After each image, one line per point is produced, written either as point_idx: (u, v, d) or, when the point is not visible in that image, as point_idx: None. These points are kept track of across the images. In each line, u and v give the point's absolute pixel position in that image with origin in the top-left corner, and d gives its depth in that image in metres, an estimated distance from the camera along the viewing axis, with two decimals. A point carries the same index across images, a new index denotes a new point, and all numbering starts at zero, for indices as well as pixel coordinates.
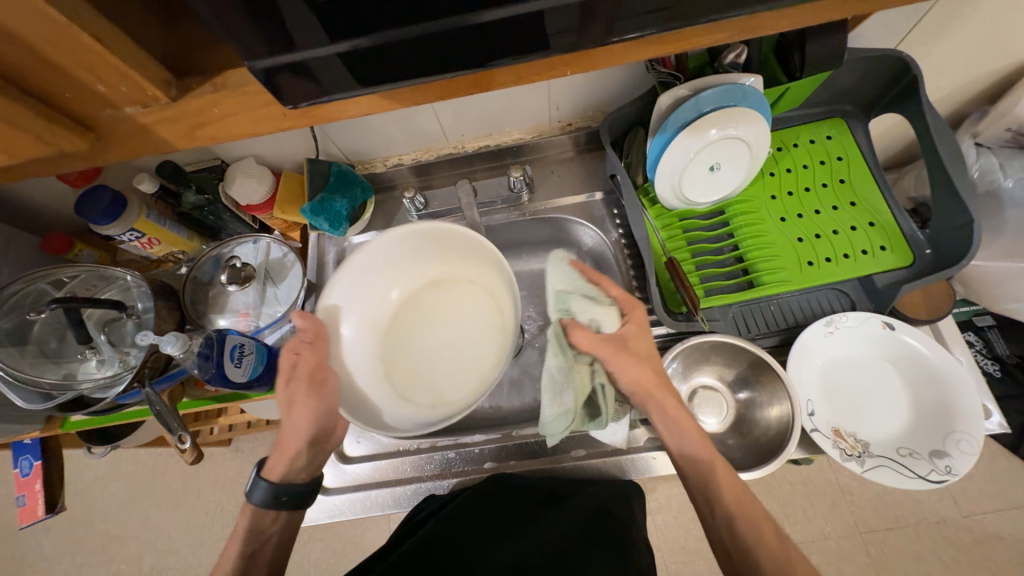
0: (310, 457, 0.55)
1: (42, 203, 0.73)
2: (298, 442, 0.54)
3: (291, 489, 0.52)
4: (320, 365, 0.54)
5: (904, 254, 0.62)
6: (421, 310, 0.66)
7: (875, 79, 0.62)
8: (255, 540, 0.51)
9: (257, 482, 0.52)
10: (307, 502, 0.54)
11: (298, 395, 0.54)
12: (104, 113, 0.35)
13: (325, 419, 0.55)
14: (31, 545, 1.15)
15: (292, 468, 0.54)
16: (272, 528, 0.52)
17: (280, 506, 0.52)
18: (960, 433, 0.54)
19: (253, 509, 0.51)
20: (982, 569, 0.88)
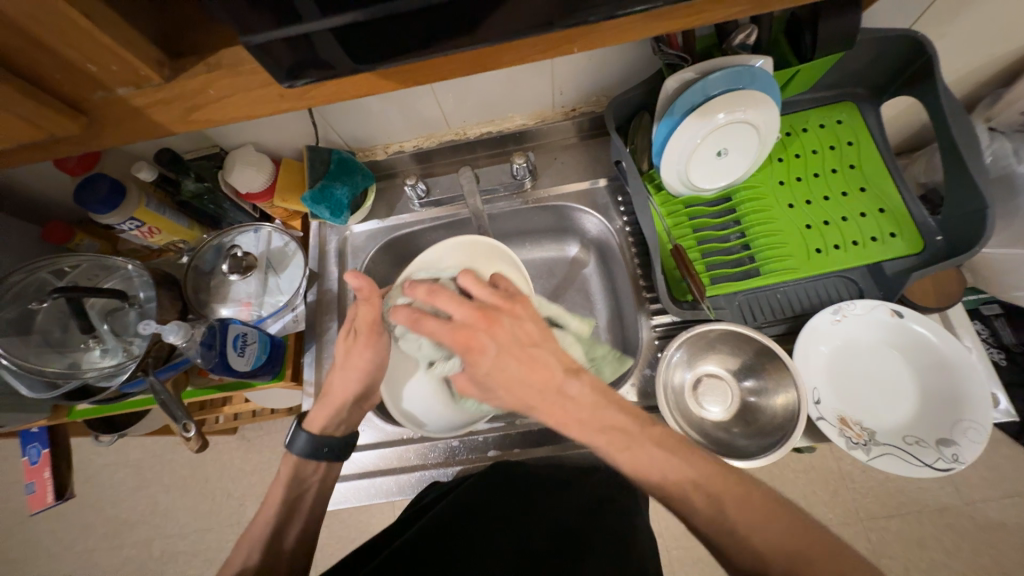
0: (349, 413, 0.57)
1: (41, 191, 0.73)
2: (346, 395, 0.55)
3: (331, 441, 0.55)
4: (378, 321, 0.53)
5: (914, 241, 0.61)
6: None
7: (888, 60, 0.60)
8: (299, 487, 0.54)
9: (298, 432, 0.55)
10: (344, 455, 0.57)
11: (358, 344, 0.54)
12: (96, 96, 0.34)
13: (377, 368, 0.56)
14: (43, 530, 1.17)
15: (332, 422, 0.56)
16: (313, 478, 0.55)
17: (319, 456, 0.55)
18: (968, 421, 0.54)
19: (295, 459, 0.54)
20: (983, 555, 0.88)
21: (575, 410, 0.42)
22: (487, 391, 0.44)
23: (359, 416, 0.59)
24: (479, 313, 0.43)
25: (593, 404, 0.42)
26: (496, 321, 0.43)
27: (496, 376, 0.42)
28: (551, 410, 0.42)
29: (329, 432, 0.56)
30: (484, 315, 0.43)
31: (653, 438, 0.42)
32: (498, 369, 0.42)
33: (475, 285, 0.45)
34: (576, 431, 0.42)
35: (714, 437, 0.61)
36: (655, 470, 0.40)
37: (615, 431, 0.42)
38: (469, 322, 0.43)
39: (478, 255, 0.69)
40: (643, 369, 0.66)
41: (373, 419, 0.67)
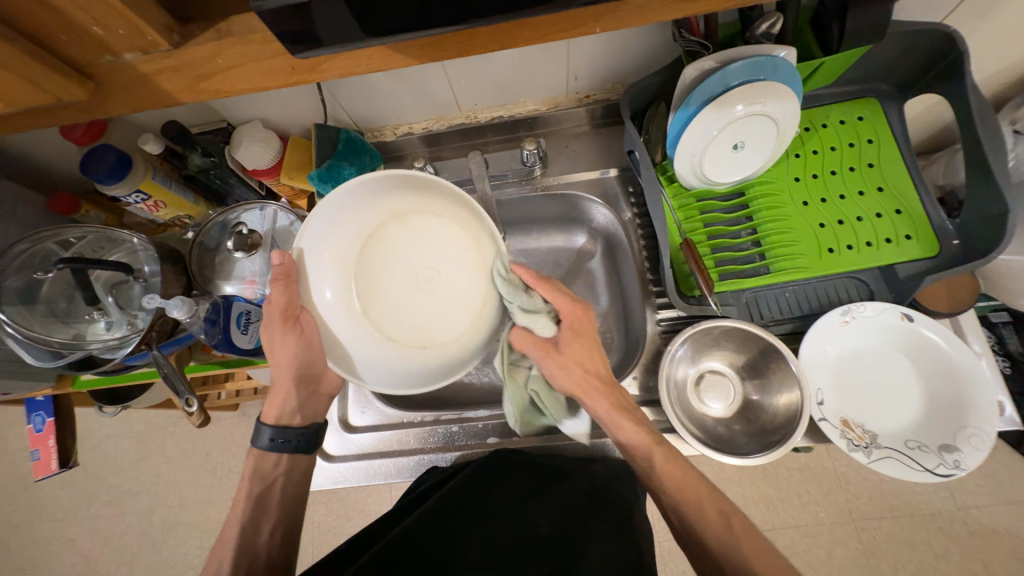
0: (301, 399, 0.57)
1: (47, 159, 0.72)
2: (287, 383, 0.55)
3: (288, 432, 0.56)
4: (290, 306, 0.51)
5: (929, 244, 0.59)
6: (391, 249, 0.53)
7: (917, 56, 0.58)
8: (260, 482, 0.54)
9: (259, 428, 0.55)
10: (307, 447, 0.57)
11: (273, 333, 0.52)
12: (103, 61, 0.34)
13: (307, 355, 0.54)
14: (47, 496, 1.19)
15: (287, 412, 0.57)
16: (277, 472, 0.56)
17: (279, 449, 0.55)
18: (973, 428, 0.53)
19: (256, 453, 0.55)
20: (973, 560, 0.89)
21: (625, 402, 0.54)
22: (559, 359, 0.54)
23: (316, 403, 0.60)
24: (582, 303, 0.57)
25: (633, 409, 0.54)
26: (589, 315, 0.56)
27: (569, 347, 0.55)
28: (605, 396, 0.54)
29: (285, 422, 0.56)
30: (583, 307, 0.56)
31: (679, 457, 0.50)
32: (582, 345, 0.55)
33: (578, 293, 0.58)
34: (623, 418, 0.53)
35: (715, 434, 0.61)
36: (683, 473, 0.49)
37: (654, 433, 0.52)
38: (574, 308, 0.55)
39: (386, 188, 0.52)
40: (646, 364, 0.65)
41: (374, 401, 0.68)
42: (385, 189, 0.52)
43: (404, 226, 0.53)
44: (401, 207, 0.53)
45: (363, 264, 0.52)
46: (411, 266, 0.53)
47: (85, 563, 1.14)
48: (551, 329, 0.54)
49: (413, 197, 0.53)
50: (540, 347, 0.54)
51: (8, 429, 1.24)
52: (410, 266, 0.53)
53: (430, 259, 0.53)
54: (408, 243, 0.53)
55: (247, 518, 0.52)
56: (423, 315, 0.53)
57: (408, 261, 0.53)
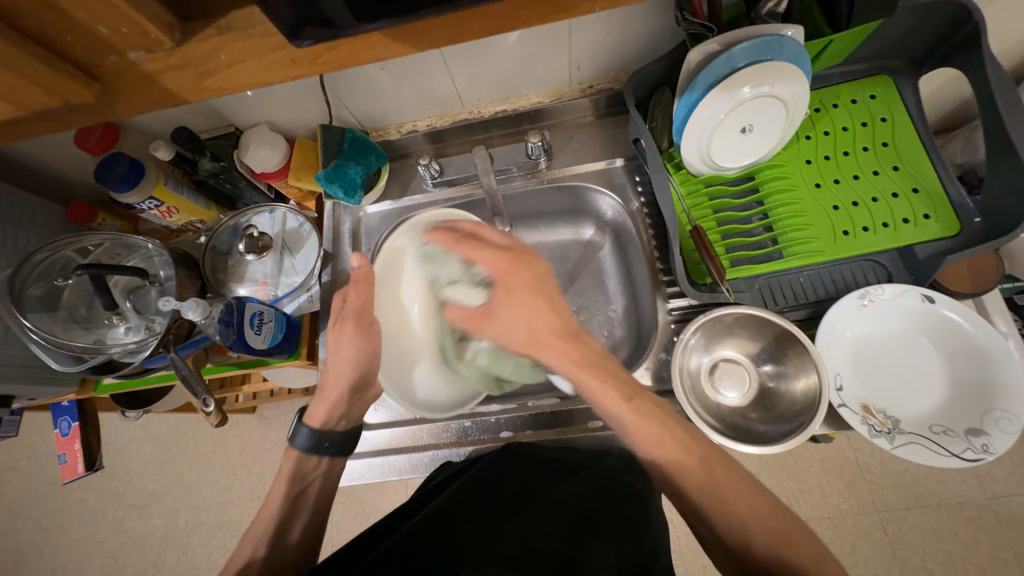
0: (348, 407, 0.59)
1: (63, 170, 0.74)
2: (343, 385, 0.57)
3: (332, 436, 0.56)
4: (365, 307, 0.57)
5: (950, 222, 0.57)
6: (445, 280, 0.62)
7: (930, 27, 0.56)
8: (300, 483, 0.55)
9: (299, 428, 0.56)
10: (348, 450, 0.58)
11: (346, 331, 0.57)
12: (107, 60, 0.34)
13: (368, 358, 0.58)
14: (76, 499, 1.23)
15: (334, 417, 0.58)
16: (315, 473, 0.56)
17: (322, 452, 0.56)
18: (1001, 411, 0.51)
19: (296, 454, 0.55)
20: (1004, 550, 0.86)
21: (589, 353, 0.48)
22: (496, 323, 0.50)
23: (360, 411, 0.61)
24: (511, 251, 0.51)
25: (603, 352, 0.49)
26: (524, 263, 0.50)
27: (502, 312, 0.49)
28: (563, 350, 0.48)
29: (330, 426, 0.57)
30: (512, 256, 0.50)
31: (654, 398, 0.48)
32: (517, 300, 0.49)
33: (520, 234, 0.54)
34: (588, 370, 0.48)
35: (732, 423, 0.60)
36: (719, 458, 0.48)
37: (621, 381, 0.47)
38: (500, 262, 0.50)
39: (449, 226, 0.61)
40: (658, 354, 0.65)
41: (386, 398, 0.68)
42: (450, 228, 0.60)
43: None
44: None
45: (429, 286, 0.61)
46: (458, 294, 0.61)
47: (114, 564, 1.17)
48: (479, 295, 0.52)
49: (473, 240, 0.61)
50: (473, 320, 0.52)
51: (38, 436, 1.28)
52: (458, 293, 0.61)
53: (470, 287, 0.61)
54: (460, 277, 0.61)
55: (283, 514, 0.53)
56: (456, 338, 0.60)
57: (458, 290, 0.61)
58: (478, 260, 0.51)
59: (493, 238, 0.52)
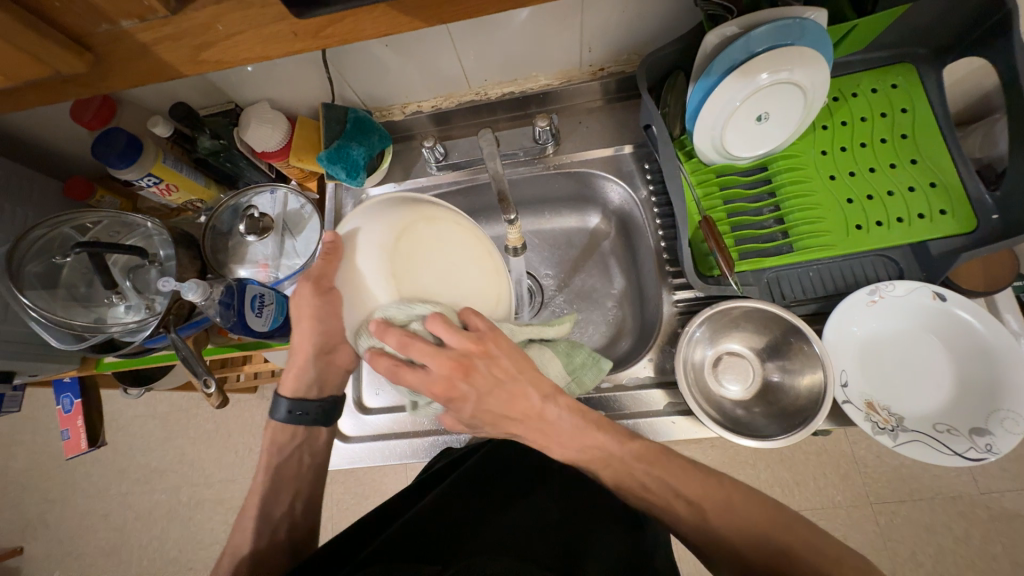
0: (317, 373, 0.58)
1: (60, 144, 0.72)
2: (306, 348, 0.56)
3: (305, 406, 0.58)
4: (324, 274, 0.47)
5: (966, 219, 0.56)
6: (414, 244, 0.42)
7: (958, 14, 0.54)
8: (278, 454, 0.58)
9: (277, 400, 0.59)
10: (323, 418, 0.60)
11: (304, 291, 0.50)
12: (100, 29, 0.33)
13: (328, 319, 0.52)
14: (80, 473, 1.24)
15: (303, 385, 0.58)
16: (292, 445, 0.60)
17: (297, 420, 0.58)
18: (1006, 411, 0.51)
19: (275, 425, 0.58)
20: (994, 544, 0.87)
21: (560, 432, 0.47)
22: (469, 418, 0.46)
23: (333, 376, 0.60)
24: (448, 374, 0.41)
25: (575, 429, 0.47)
26: (469, 378, 0.42)
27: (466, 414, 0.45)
28: (537, 433, 0.48)
29: (301, 395, 0.59)
30: (455, 378, 0.41)
31: (632, 452, 0.48)
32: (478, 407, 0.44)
33: (446, 333, 0.39)
34: (559, 446, 0.48)
35: (733, 416, 0.60)
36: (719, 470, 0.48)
37: (593, 449, 0.48)
38: (441, 388, 0.41)
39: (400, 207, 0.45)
40: (662, 345, 0.64)
41: (387, 384, 0.69)
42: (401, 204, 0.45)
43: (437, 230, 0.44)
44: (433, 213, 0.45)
45: (396, 255, 0.41)
46: (437, 264, 0.42)
47: (119, 536, 1.19)
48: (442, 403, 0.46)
49: (445, 209, 0.46)
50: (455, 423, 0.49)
51: (41, 410, 1.29)
52: (435, 262, 0.42)
53: (455, 257, 0.44)
54: (441, 245, 0.43)
55: (267, 491, 0.57)
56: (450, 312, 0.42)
57: (440, 257, 0.43)
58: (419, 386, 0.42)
59: (423, 356, 0.40)
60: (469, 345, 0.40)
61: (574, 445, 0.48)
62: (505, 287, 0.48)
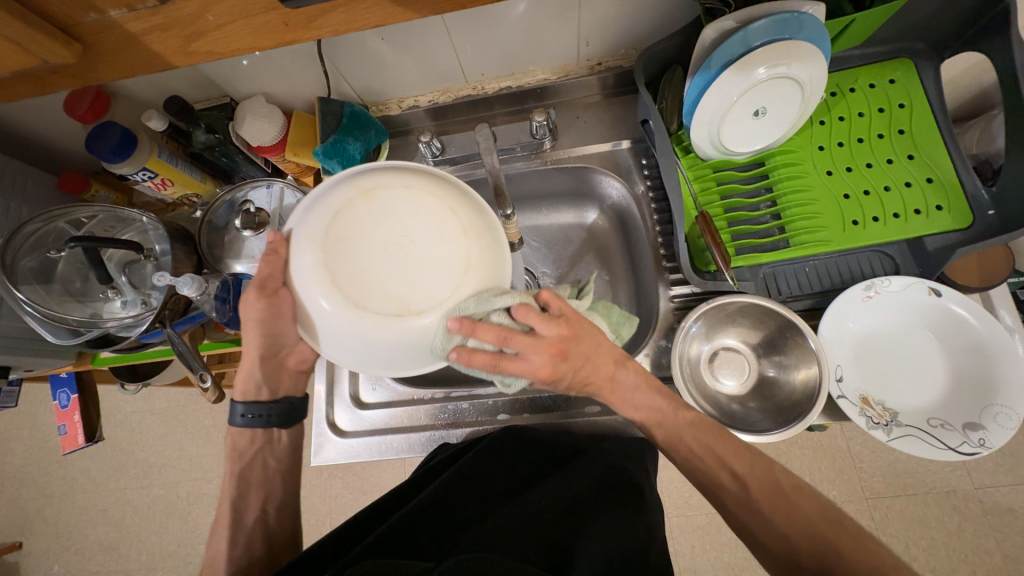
0: (266, 376, 0.58)
1: (54, 138, 0.72)
2: (255, 351, 0.55)
3: (260, 408, 0.57)
4: (273, 276, 0.49)
5: (961, 215, 0.56)
6: (352, 221, 0.43)
7: (955, 10, 0.54)
8: (240, 460, 0.57)
9: (233, 407, 0.57)
10: (278, 421, 0.58)
11: (248, 296, 0.51)
12: (88, 19, 0.32)
13: (272, 321, 0.53)
14: (79, 469, 1.24)
15: (253, 387, 0.57)
16: (253, 449, 0.58)
17: (253, 424, 0.56)
18: (1000, 406, 0.51)
19: (234, 432, 0.57)
20: (987, 538, 0.88)
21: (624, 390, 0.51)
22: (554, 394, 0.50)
23: (285, 379, 0.60)
24: (552, 358, 0.45)
25: (638, 389, 0.51)
26: (564, 360, 0.46)
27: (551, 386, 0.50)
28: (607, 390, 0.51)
29: (252, 398, 0.58)
30: (554, 361, 0.46)
31: (686, 420, 0.49)
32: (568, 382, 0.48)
33: (538, 320, 0.45)
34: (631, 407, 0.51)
35: (729, 411, 0.60)
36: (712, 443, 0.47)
37: (650, 411, 0.50)
38: (544, 372, 0.45)
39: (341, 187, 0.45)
40: (658, 341, 0.64)
41: (384, 378, 0.69)
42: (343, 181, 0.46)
43: (373, 200, 0.44)
44: (370, 182, 0.45)
45: (331, 238, 0.43)
46: (380, 235, 0.43)
47: (117, 531, 1.19)
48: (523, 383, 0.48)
49: (387, 175, 0.45)
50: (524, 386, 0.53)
51: (39, 405, 1.29)
52: (378, 234, 0.43)
53: (399, 224, 0.43)
54: (380, 215, 0.43)
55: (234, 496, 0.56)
56: (396, 281, 0.42)
57: (378, 227, 0.43)
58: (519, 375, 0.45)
59: (525, 345, 0.44)
60: (562, 328, 0.46)
61: (633, 406, 0.51)
62: (478, 243, 0.45)
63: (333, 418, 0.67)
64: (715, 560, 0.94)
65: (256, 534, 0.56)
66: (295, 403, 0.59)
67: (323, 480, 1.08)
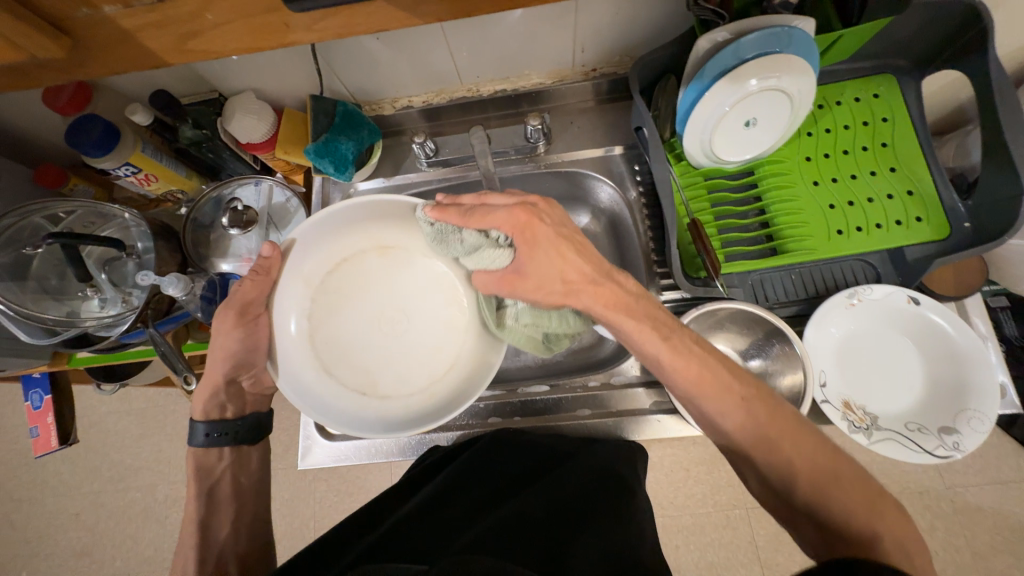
0: (231, 396, 0.59)
1: (30, 130, 0.69)
2: (218, 376, 0.57)
3: (225, 426, 0.58)
4: (254, 300, 0.54)
5: (940, 226, 0.58)
6: (365, 278, 0.60)
7: (936, 31, 0.56)
8: (208, 478, 0.56)
9: (193, 426, 0.57)
10: (245, 437, 0.59)
11: (223, 326, 0.54)
12: (79, 14, 0.31)
13: (248, 350, 0.56)
14: (50, 471, 1.20)
15: (216, 406, 0.58)
16: (220, 466, 0.58)
17: (218, 442, 0.57)
18: (973, 411, 0.53)
19: (195, 451, 0.56)
20: (956, 536, 0.91)
21: (624, 292, 0.47)
22: (528, 280, 0.48)
23: (249, 402, 0.62)
24: (524, 205, 0.48)
25: (639, 294, 0.48)
26: (538, 212, 0.47)
27: (533, 266, 0.47)
28: (598, 294, 0.46)
29: (216, 416, 0.58)
30: (527, 211, 0.47)
31: (691, 336, 0.46)
32: (544, 251, 0.47)
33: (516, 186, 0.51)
34: (622, 313, 0.46)
35: None
36: (696, 367, 0.43)
37: (657, 320, 0.46)
38: (515, 217, 0.47)
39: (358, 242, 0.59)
40: None
41: None
42: (360, 232, 0.59)
43: (387, 265, 0.60)
44: (388, 248, 0.60)
45: (339, 287, 0.59)
46: (379, 302, 0.59)
47: (91, 536, 1.15)
48: (502, 256, 0.49)
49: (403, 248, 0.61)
50: (504, 284, 0.49)
51: (8, 406, 1.24)
52: (375, 303, 0.59)
53: (397, 301, 0.59)
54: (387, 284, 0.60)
55: (201, 517, 0.54)
56: (381, 340, 0.59)
57: (379, 294, 0.59)
58: (491, 223, 0.48)
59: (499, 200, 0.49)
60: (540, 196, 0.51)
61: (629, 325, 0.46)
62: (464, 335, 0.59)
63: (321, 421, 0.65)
64: (698, 560, 0.96)
65: (227, 553, 0.54)
66: (263, 418, 0.61)
67: (309, 481, 1.06)
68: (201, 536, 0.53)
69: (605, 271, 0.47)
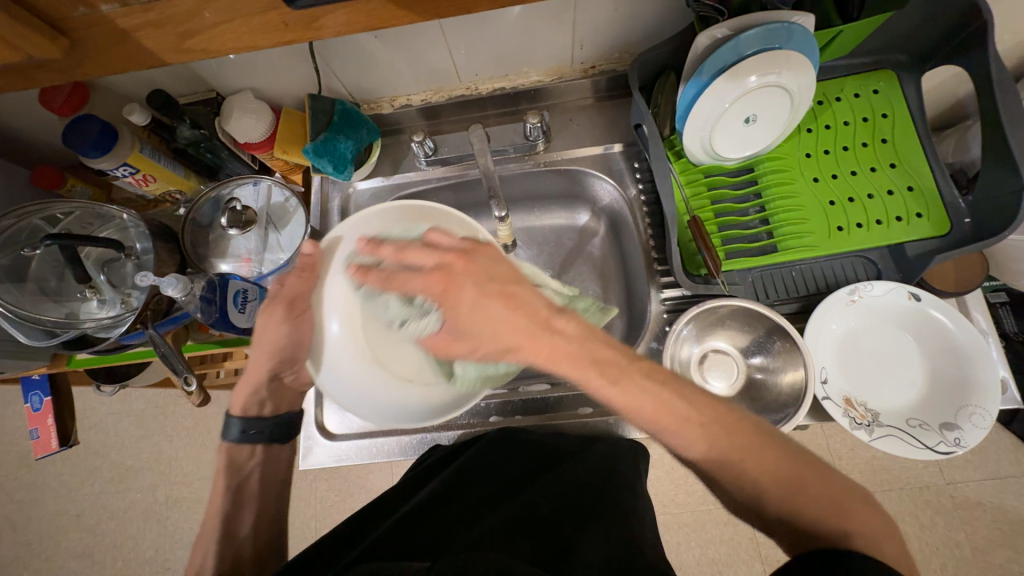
0: (270, 393, 0.59)
1: (29, 131, 0.69)
2: (259, 372, 0.57)
3: (260, 424, 0.57)
4: (300, 296, 0.53)
5: (940, 222, 0.58)
6: None
7: (936, 26, 0.56)
8: (237, 475, 0.56)
9: (228, 421, 0.57)
10: (279, 436, 0.59)
11: (270, 319, 0.54)
12: (77, 14, 0.31)
13: (293, 345, 0.56)
14: (50, 473, 1.20)
15: (253, 402, 0.58)
16: (251, 463, 0.58)
17: (253, 439, 0.57)
18: (974, 406, 0.53)
19: (228, 447, 0.56)
20: (957, 531, 0.91)
21: (565, 342, 0.41)
22: (464, 341, 0.44)
23: (288, 397, 0.61)
24: (441, 268, 0.44)
25: (582, 338, 0.42)
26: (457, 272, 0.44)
27: (462, 328, 0.44)
28: (535, 348, 0.42)
29: (253, 413, 0.58)
30: (443, 274, 0.44)
31: (641, 369, 0.41)
32: (467, 313, 0.43)
33: (438, 235, 0.47)
34: (565, 363, 0.41)
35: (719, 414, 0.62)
36: (650, 406, 0.39)
37: (604, 364, 0.41)
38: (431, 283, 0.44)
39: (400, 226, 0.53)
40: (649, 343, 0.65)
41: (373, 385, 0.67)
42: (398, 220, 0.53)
43: None
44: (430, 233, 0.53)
45: None
46: None
47: (91, 537, 1.15)
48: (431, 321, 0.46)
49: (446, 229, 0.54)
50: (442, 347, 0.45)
51: (7, 408, 1.24)
52: None
53: None
54: None
55: (229, 509, 0.55)
56: None
57: None
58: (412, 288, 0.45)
59: (420, 256, 0.45)
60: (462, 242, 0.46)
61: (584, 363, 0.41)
62: None
63: (322, 421, 0.65)
64: (700, 557, 0.96)
65: (245, 548, 0.54)
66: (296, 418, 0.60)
67: (309, 482, 1.06)
68: (208, 534, 0.53)
69: (544, 321, 0.42)
